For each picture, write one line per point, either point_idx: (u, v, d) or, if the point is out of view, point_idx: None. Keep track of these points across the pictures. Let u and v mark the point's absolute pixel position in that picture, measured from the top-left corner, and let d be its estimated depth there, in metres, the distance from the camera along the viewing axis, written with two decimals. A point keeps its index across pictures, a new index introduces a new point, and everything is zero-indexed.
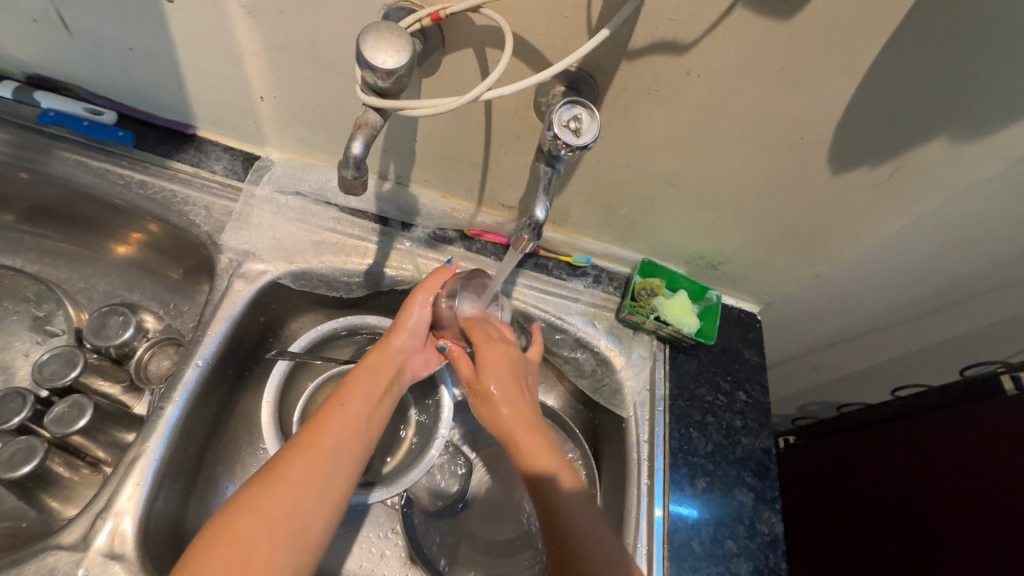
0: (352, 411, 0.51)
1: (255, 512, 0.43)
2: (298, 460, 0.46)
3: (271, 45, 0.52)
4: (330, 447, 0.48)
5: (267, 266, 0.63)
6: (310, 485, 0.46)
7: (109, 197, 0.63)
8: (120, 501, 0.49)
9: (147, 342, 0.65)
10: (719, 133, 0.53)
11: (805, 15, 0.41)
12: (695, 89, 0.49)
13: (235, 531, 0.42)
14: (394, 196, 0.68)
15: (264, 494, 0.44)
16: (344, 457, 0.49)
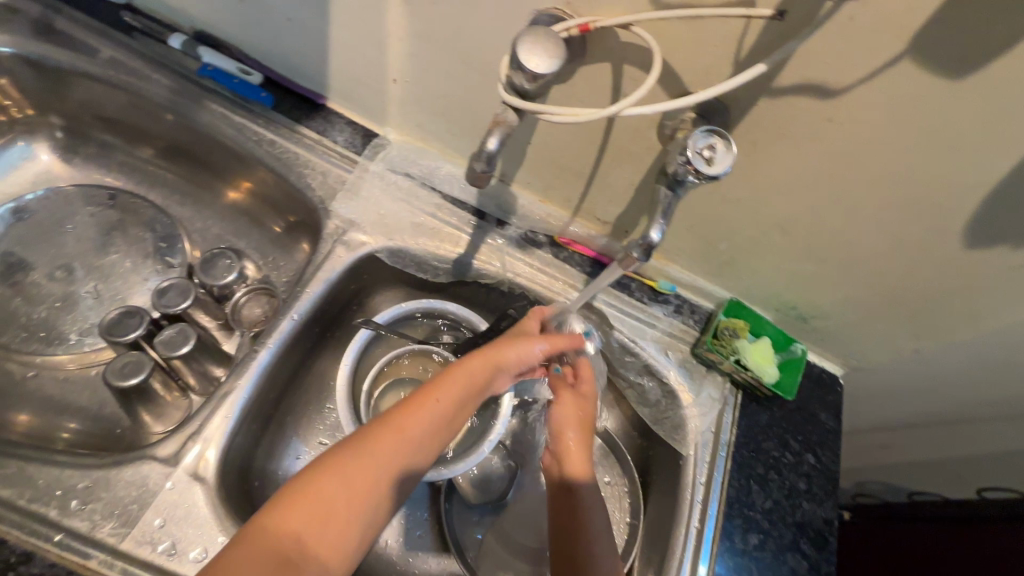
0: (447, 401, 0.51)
1: (343, 478, 0.43)
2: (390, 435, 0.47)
3: (418, 33, 0.55)
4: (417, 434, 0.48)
5: (368, 239, 0.66)
6: (395, 466, 0.46)
7: (243, 150, 0.69)
8: (209, 428, 0.53)
9: (244, 288, 0.71)
10: (848, 184, 0.50)
11: (977, 78, 0.39)
12: (833, 138, 0.47)
13: (317, 490, 0.42)
14: (495, 193, 0.70)
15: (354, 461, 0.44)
16: (425, 444, 0.49)
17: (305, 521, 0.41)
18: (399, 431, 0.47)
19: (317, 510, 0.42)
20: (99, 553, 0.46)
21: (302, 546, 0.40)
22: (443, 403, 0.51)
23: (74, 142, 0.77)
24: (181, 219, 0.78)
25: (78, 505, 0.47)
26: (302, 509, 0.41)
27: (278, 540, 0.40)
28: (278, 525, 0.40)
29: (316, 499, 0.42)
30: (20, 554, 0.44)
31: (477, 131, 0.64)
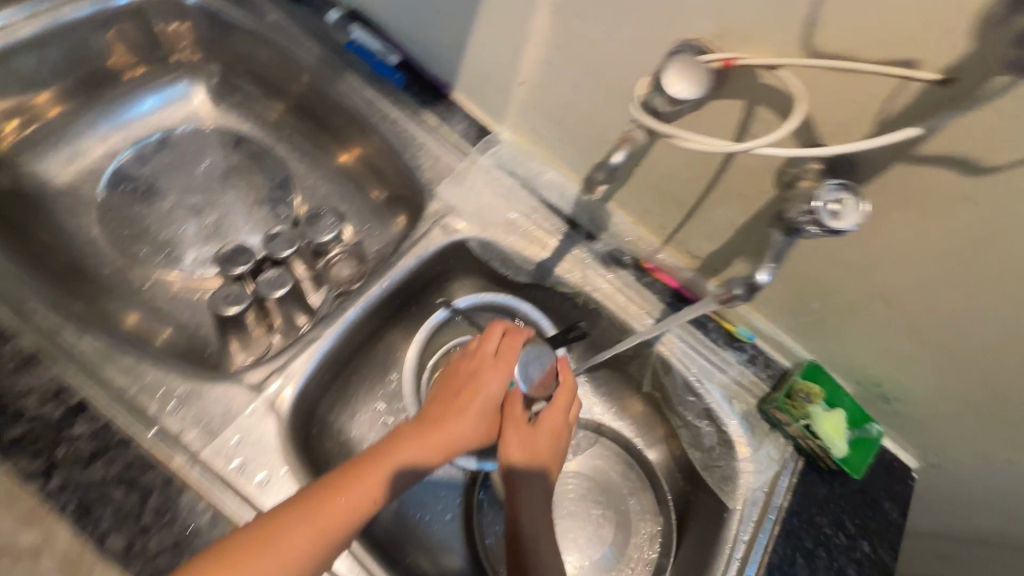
0: (371, 482, 0.49)
1: (247, 566, 0.41)
2: (304, 514, 0.45)
3: (558, 43, 0.58)
4: (345, 519, 0.46)
5: (463, 227, 0.69)
6: (315, 548, 0.44)
7: (367, 124, 0.74)
8: (292, 370, 0.57)
9: (340, 248, 0.75)
10: (974, 268, 0.47)
11: None
12: (970, 218, 0.45)
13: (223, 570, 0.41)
14: (590, 207, 0.71)
15: (256, 554, 0.42)
16: (341, 532, 0.46)
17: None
18: (324, 512, 0.46)
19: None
20: (183, 452, 0.49)
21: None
22: (370, 484, 0.49)
23: (222, 89, 0.84)
24: (296, 175, 0.84)
25: (173, 407, 0.52)
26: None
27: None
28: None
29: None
30: (119, 436, 0.48)
31: (588, 145, 0.65)
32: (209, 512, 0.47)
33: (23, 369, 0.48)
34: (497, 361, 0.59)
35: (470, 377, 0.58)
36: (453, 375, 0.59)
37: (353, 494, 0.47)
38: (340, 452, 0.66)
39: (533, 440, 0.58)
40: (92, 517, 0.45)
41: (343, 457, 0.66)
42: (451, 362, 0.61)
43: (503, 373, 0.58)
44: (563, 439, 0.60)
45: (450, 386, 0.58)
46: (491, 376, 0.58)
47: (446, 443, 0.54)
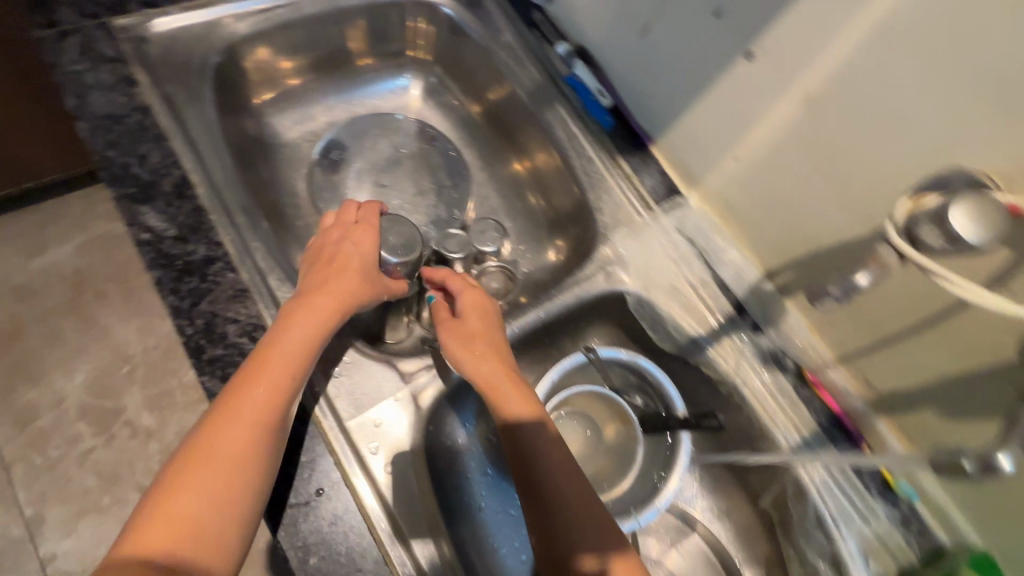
0: (271, 358, 0.48)
1: (196, 463, 0.41)
2: (230, 407, 0.45)
3: (793, 131, 0.55)
4: (271, 395, 0.46)
5: (628, 280, 0.68)
6: (257, 429, 0.44)
7: (563, 155, 0.75)
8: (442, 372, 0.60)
9: (496, 262, 0.79)
10: None
11: None
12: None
13: (169, 493, 0.40)
14: (765, 298, 0.66)
15: (198, 454, 0.42)
16: (275, 405, 0.46)
17: (175, 525, 0.39)
18: (239, 403, 0.45)
19: (175, 514, 0.39)
20: (333, 418, 0.54)
21: (172, 550, 0.38)
22: (283, 360, 0.48)
23: (436, 87, 0.90)
24: (474, 180, 0.87)
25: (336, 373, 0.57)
26: (154, 528, 0.38)
27: (139, 557, 0.37)
28: (136, 543, 0.38)
29: (172, 505, 0.39)
30: None
31: (787, 240, 0.61)
32: None
33: (235, 300, 0.53)
34: (358, 225, 0.61)
35: (332, 254, 0.58)
36: (319, 253, 0.59)
37: (260, 381, 0.47)
38: None
39: (461, 332, 0.59)
40: None
41: None
42: (313, 253, 0.59)
43: (368, 234, 0.60)
44: (490, 312, 0.62)
45: (323, 269, 0.57)
46: (361, 241, 0.59)
47: (337, 304, 0.54)
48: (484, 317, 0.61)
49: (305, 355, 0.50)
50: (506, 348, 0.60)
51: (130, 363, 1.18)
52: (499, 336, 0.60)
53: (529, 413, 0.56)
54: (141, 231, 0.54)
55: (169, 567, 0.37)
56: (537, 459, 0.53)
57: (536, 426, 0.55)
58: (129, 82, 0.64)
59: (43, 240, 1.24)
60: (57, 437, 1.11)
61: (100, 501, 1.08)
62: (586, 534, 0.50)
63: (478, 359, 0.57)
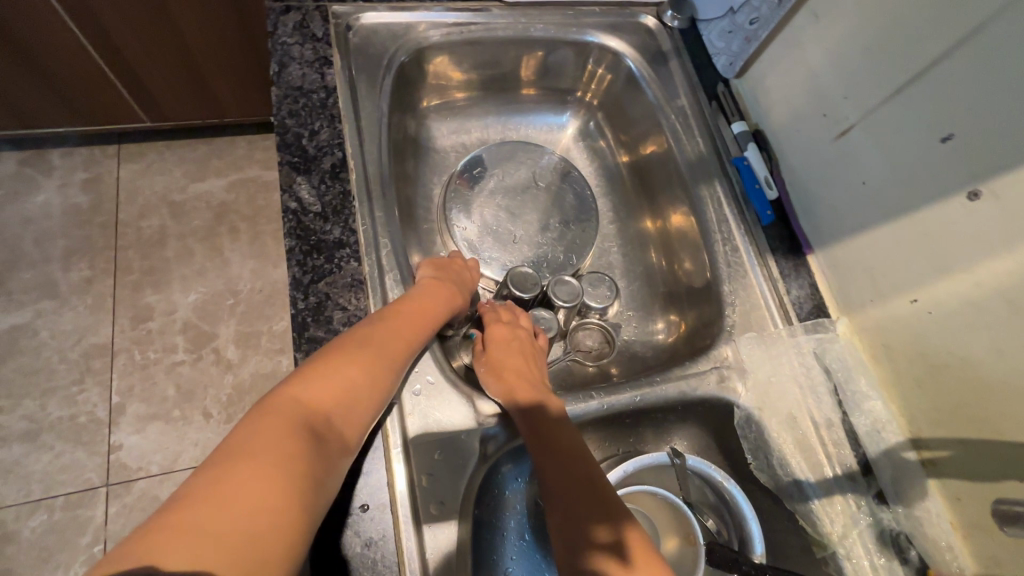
0: (418, 303, 0.55)
1: (356, 352, 0.47)
2: (385, 321, 0.51)
3: (1007, 295, 0.46)
4: (414, 332, 0.53)
5: (742, 392, 0.61)
6: (399, 348, 0.51)
7: (705, 234, 0.70)
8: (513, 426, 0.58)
9: (598, 321, 0.75)
10: None
11: None
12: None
13: (333, 367, 0.46)
14: (903, 469, 0.56)
15: (356, 347, 0.48)
16: (415, 335, 0.53)
17: (330, 397, 0.44)
18: (393, 324, 0.51)
19: (334, 387, 0.45)
20: (399, 435, 0.53)
21: (327, 416, 0.43)
22: (430, 305, 0.56)
23: (592, 132, 0.89)
24: (601, 230, 0.84)
25: (415, 390, 0.56)
26: (315, 388, 0.44)
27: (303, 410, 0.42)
28: (300, 397, 0.43)
29: (332, 377, 0.45)
30: None
31: (957, 415, 0.51)
32: None
33: (349, 288, 0.54)
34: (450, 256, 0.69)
35: (445, 263, 0.65)
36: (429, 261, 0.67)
37: (408, 312, 0.54)
38: None
39: (488, 355, 0.62)
40: None
41: None
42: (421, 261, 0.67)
43: (470, 269, 0.68)
44: (522, 338, 0.64)
45: (444, 265, 0.65)
46: (470, 266, 0.69)
47: (460, 292, 0.62)
48: (520, 343, 0.63)
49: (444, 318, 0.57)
50: (543, 373, 0.62)
51: (236, 297, 1.28)
52: (533, 363, 0.62)
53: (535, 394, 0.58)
54: (290, 199, 0.57)
55: (318, 426, 0.42)
56: (560, 440, 0.54)
57: (568, 428, 0.55)
58: (326, 62, 0.69)
59: (207, 170, 1.40)
60: (158, 342, 1.23)
61: (171, 412, 1.17)
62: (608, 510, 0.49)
63: (499, 372, 0.60)
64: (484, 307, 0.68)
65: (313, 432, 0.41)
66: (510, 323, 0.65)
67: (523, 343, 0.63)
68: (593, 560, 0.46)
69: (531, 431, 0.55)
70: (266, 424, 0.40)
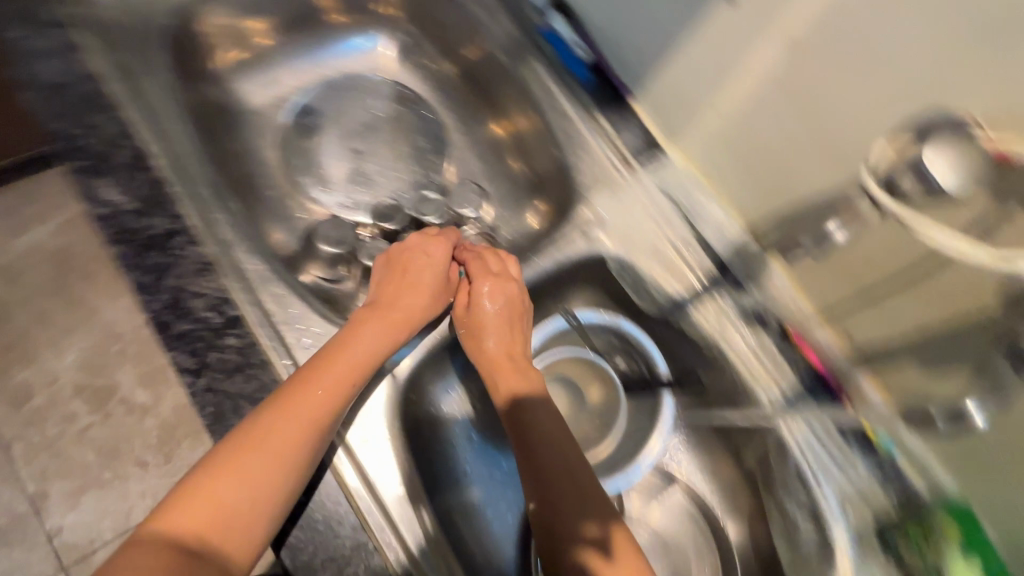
0: (336, 365, 0.52)
1: (253, 450, 0.45)
2: (295, 398, 0.48)
3: (777, 80, 0.52)
4: (319, 411, 0.49)
5: (608, 241, 0.67)
6: (303, 432, 0.47)
7: (539, 111, 0.73)
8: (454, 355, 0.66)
9: (477, 230, 0.78)
10: None
11: None
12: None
13: (219, 476, 0.44)
14: (749, 256, 0.65)
15: (257, 441, 0.45)
16: (324, 412, 0.49)
17: (213, 513, 0.42)
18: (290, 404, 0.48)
19: (216, 502, 0.43)
20: None
21: (205, 538, 0.41)
22: (346, 366, 0.52)
23: (407, 46, 0.86)
24: (451, 141, 0.84)
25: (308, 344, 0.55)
26: (200, 504, 0.42)
27: (175, 536, 0.41)
28: (176, 520, 0.41)
29: (212, 491, 0.43)
30: (260, 360, 0.51)
31: (774, 194, 0.59)
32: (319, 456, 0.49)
33: (199, 275, 0.52)
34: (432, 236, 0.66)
35: (394, 254, 0.65)
36: (393, 254, 0.65)
37: (323, 382, 0.50)
38: None
39: (472, 331, 0.63)
40: (225, 424, 0.48)
41: None
42: (384, 254, 0.65)
43: (441, 241, 0.65)
44: (512, 295, 0.64)
45: (396, 263, 0.64)
46: (434, 244, 0.66)
47: (399, 316, 0.59)
48: (507, 313, 0.63)
49: (366, 370, 0.54)
50: (525, 344, 0.63)
51: (119, 341, 1.18)
52: (518, 338, 0.63)
53: (529, 391, 0.59)
54: (97, 207, 0.53)
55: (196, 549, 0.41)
56: (549, 435, 0.56)
57: (546, 420, 0.58)
58: (76, 49, 0.61)
59: (22, 220, 1.22)
60: (54, 416, 1.12)
61: (103, 476, 1.10)
62: (591, 504, 0.52)
63: (483, 338, 0.62)
64: (467, 257, 0.67)
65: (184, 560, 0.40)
66: (480, 274, 0.64)
67: (508, 300, 0.63)
68: (578, 551, 0.49)
69: (513, 425, 0.58)
70: (138, 554, 0.39)
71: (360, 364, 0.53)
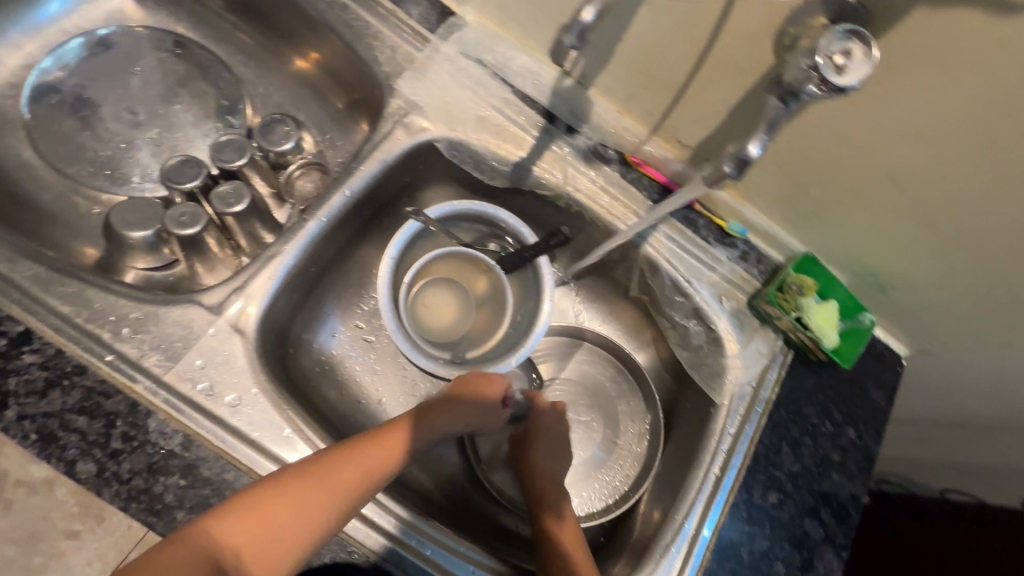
0: (396, 440, 0.51)
1: (303, 492, 0.44)
2: (353, 459, 0.47)
3: None
4: (367, 479, 0.47)
5: (430, 125, 0.63)
6: (343, 494, 0.45)
7: (314, 11, 0.65)
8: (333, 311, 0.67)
9: (299, 160, 0.70)
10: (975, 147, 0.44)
11: None
12: (972, 90, 0.41)
13: (266, 504, 0.42)
14: (568, 95, 0.64)
15: (309, 489, 0.44)
16: (370, 484, 0.47)
17: (249, 538, 0.41)
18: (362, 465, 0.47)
19: (257, 529, 0.41)
20: (145, 378, 0.47)
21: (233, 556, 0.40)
22: (400, 442, 0.51)
23: None
24: (242, 79, 0.75)
25: (127, 334, 0.49)
26: (243, 523, 0.41)
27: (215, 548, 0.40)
28: (222, 529, 0.41)
29: (263, 519, 0.42)
30: (74, 366, 0.46)
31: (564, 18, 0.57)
32: (181, 434, 0.47)
33: None
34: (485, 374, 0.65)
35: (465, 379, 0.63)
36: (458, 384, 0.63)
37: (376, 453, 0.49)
38: (321, 370, 0.65)
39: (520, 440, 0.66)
40: (59, 444, 0.44)
41: (327, 378, 0.65)
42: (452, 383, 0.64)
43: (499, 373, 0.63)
44: (562, 429, 0.66)
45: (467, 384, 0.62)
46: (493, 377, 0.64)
47: (464, 404, 0.59)
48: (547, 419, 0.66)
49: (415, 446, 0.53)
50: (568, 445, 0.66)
51: None
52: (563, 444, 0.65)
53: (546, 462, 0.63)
54: None
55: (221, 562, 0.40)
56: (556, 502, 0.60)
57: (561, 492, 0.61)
58: None
59: None
60: None
61: None
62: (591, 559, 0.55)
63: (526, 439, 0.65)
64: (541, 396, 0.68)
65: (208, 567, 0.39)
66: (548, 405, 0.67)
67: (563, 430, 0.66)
68: None
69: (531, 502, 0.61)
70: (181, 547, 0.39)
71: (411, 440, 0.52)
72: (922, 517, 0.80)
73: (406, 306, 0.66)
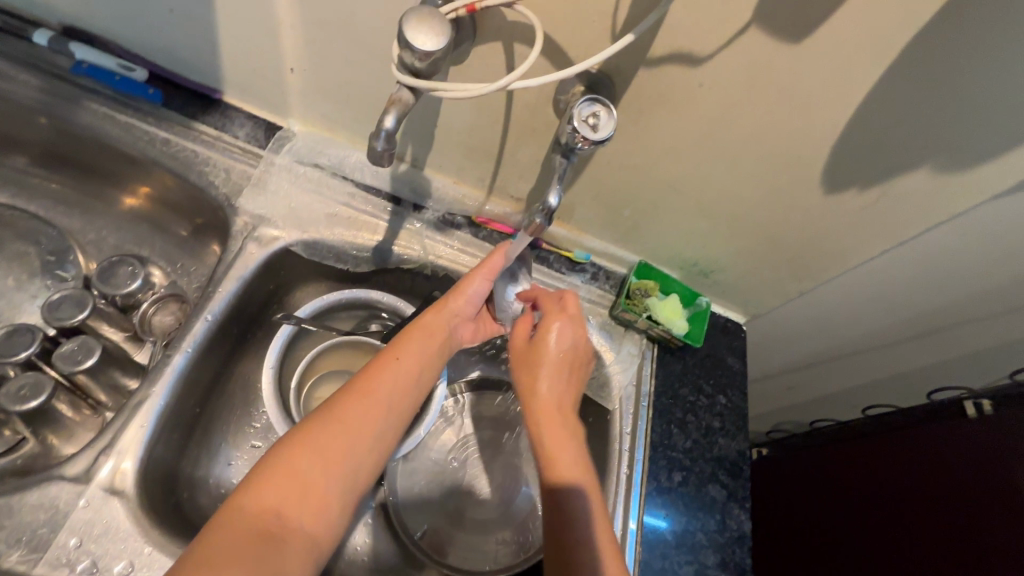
0: (393, 373, 0.53)
1: (318, 440, 0.47)
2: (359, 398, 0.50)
3: (308, 21, 0.53)
4: (382, 405, 0.51)
5: (281, 233, 0.65)
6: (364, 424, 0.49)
7: (133, 151, 0.65)
8: (224, 441, 0.64)
9: (152, 296, 0.67)
10: (714, 155, 0.57)
11: (796, 53, 0.45)
12: (688, 123, 0.54)
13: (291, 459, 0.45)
14: (405, 178, 0.70)
15: (324, 432, 0.47)
16: (391, 406, 0.52)
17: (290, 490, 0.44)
18: (362, 398, 0.50)
19: (295, 480, 0.45)
20: None
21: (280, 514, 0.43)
22: (401, 367, 0.54)
23: None
24: (68, 229, 0.72)
25: None
26: (276, 480, 0.44)
27: (255, 517, 0.42)
28: (258, 492, 0.43)
29: (298, 471, 0.45)
30: None
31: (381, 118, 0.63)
32: None
33: None
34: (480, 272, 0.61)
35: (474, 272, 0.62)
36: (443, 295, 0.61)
37: (382, 385, 0.52)
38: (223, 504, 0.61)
39: (523, 358, 0.59)
40: None
41: None
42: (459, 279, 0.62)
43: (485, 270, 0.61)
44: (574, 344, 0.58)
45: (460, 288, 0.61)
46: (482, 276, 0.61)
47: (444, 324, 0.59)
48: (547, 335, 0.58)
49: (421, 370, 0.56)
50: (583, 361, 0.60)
51: None
52: (570, 355, 0.58)
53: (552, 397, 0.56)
54: None
55: (273, 522, 0.43)
56: (557, 442, 0.54)
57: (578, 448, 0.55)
58: None
59: None
60: None
61: None
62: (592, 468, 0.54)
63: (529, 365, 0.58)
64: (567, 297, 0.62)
65: (265, 534, 0.42)
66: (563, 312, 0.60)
67: (569, 342, 0.58)
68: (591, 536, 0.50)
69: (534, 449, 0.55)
70: (225, 525, 0.41)
71: (416, 373, 0.55)
72: (807, 452, 0.91)
73: (301, 410, 0.66)
